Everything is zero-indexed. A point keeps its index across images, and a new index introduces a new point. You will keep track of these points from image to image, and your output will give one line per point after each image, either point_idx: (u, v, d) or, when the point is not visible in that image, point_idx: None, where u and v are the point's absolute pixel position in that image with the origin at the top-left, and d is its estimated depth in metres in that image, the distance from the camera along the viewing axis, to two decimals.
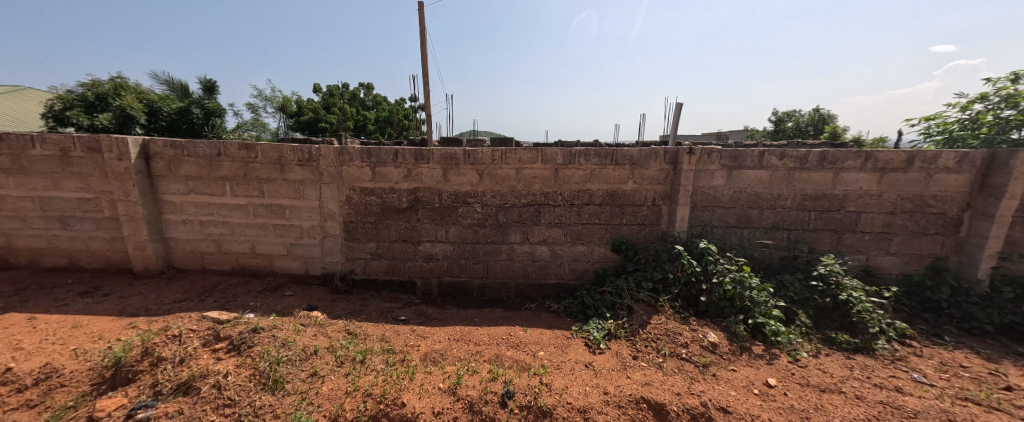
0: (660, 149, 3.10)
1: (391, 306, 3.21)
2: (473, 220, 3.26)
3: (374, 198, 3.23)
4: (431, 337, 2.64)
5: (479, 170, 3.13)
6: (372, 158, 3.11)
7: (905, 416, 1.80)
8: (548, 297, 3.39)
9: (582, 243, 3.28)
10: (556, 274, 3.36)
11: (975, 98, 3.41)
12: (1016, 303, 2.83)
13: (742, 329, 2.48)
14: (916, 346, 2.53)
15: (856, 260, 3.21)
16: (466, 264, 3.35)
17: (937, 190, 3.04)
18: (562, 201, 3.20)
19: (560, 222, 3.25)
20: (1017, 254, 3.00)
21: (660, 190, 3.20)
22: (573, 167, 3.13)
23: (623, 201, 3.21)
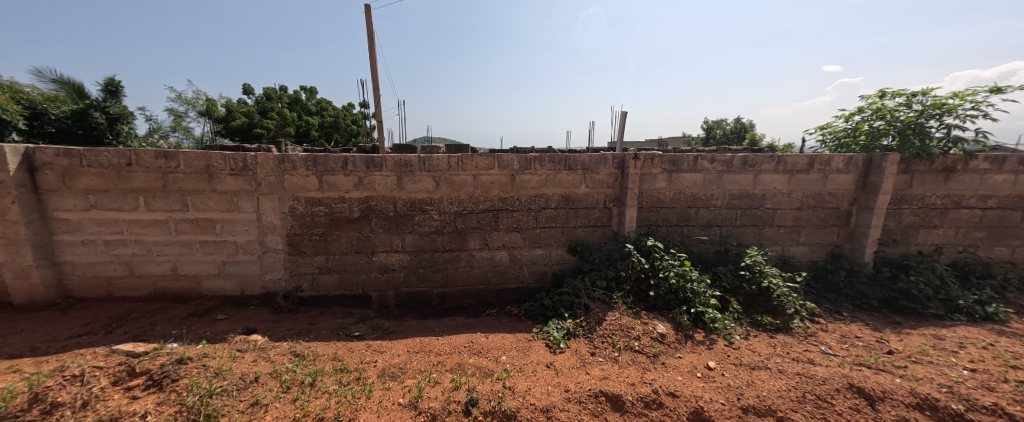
0: (609, 155, 3.28)
1: (342, 322, 3.02)
2: (431, 228, 3.18)
3: (320, 208, 3.03)
4: (388, 351, 2.52)
5: (435, 177, 3.08)
6: (317, 166, 2.92)
7: (818, 383, 2.06)
8: (508, 301, 3.41)
9: (540, 246, 3.35)
10: (516, 278, 3.39)
11: (855, 111, 4.03)
12: (893, 280, 3.39)
13: (685, 319, 2.70)
14: (824, 322, 2.93)
15: (775, 251, 3.64)
16: (424, 274, 3.26)
17: (835, 188, 3.56)
18: (519, 206, 3.25)
19: (518, 227, 3.29)
20: (892, 239, 3.61)
21: (610, 193, 3.38)
22: (529, 173, 3.20)
23: (577, 205, 3.34)
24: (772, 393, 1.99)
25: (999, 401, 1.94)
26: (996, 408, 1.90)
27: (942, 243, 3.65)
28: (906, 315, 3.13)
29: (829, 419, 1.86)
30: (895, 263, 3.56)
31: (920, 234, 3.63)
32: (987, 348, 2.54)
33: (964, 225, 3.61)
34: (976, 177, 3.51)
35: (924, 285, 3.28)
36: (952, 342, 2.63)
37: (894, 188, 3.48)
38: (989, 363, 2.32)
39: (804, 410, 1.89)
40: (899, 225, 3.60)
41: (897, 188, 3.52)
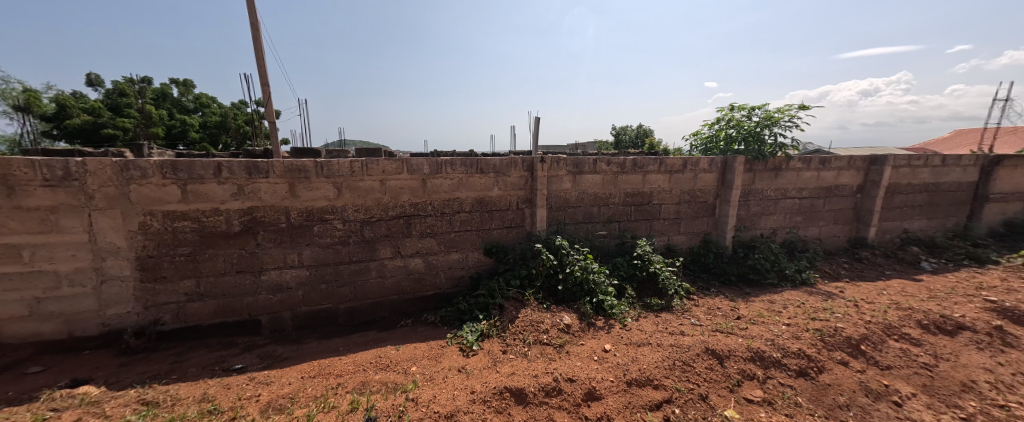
0: (519, 158, 3.42)
1: (221, 355, 2.60)
2: (333, 239, 2.92)
3: (186, 223, 2.56)
4: (277, 381, 2.24)
5: (336, 183, 2.84)
6: (179, 173, 2.46)
7: (687, 350, 2.43)
8: (425, 309, 3.31)
9: (455, 250, 3.32)
10: (432, 285, 3.30)
11: (715, 120, 4.82)
12: (746, 259, 4.19)
13: (588, 308, 2.95)
14: (698, 298, 3.48)
15: (663, 240, 4.20)
16: (327, 289, 2.98)
17: (703, 185, 4.25)
18: (432, 210, 3.18)
19: (431, 232, 3.21)
20: (744, 225, 4.45)
21: (521, 195, 3.52)
22: (441, 177, 3.16)
23: (491, 207, 3.40)
24: (651, 364, 2.29)
25: (803, 347, 2.53)
26: (799, 351, 2.48)
27: (777, 227, 4.63)
28: (754, 286, 3.90)
29: (691, 379, 2.21)
30: (747, 244, 4.41)
31: (762, 220, 4.54)
32: (801, 306, 3.29)
33: (790, 212, 4.63)
34: (795, 174, 4.53)
35: (765, 260, 4.12)
36: (781, 304, 3.35)
37: (742, 184, 4.30)
38: (801, 317, 3.02)
39: (675, 375, 2.22)
40: (748, 214, 4.46)
41: (745, 184, 4.35)
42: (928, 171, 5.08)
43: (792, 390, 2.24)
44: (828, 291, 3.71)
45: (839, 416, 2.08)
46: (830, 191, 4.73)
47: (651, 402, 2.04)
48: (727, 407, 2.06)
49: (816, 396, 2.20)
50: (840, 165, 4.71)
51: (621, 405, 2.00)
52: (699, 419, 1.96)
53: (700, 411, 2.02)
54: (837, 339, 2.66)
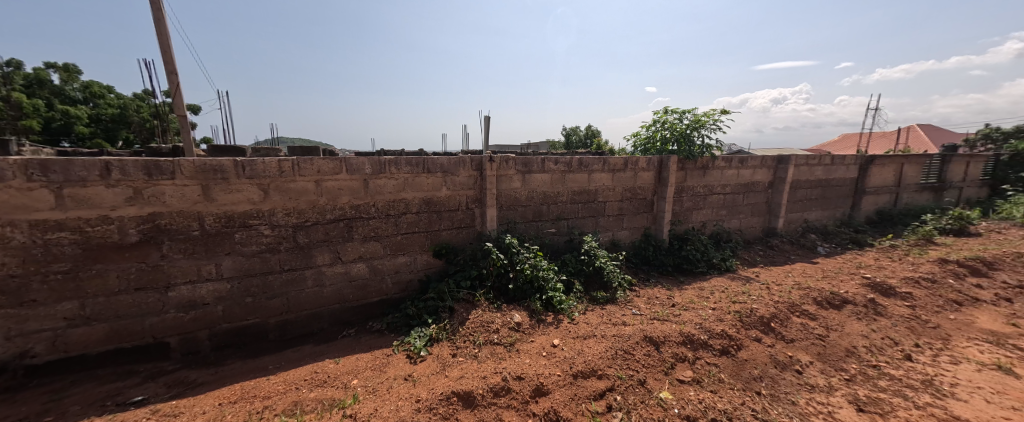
0: (467, 157, 3.38)
1: (116, 387, 2.24)
2: (259, 247, 2.66)
3: (64, 235, 2.16)
4: (188, 411, 1.98)
5: (261, 184, 2.59)
6: (53, 175, 2.07)
7: (628, 338, 2.58)
8: (370, 317, 3.14)
9: (402, 254, 3.20)
10: (378, 291, 3.14)
11: (651, 122, 5.18)
12: (680, 250, 4.57)
13: (538, 305, 3.00)
14: (639, 289, 3.72)
15: (609, 236, 4.43)
16: (253, 303, 2.70)
17: (643, 183, 4.54)
18: (376, 212, 3.03)
19: (375, 235, 3.06)
20: (678, 220, 4.84)
21: (471, 195, 3.49)
22: (385, 176, 3.02)
23: (440, 208, 3.32)
24: (596, 355, 2.40)
25: (725, 327, 2.81)
26: (722, 332, 2.76)
27: (705, 220, 5.10)
28: (687, 275, 4.26)
29: (632, 366, 2.36)
30: (681, 237, 4.80)
31: (694, 214, 4.98)
32: (726, 291, 3.66)
33: (716, 206, 5.13)
34: (719, 172, 5.02)
35: (696, 251, 4.52)
36: (709, 290, 3.70)
37: (675, 181, 4.68)
38: (724, 301, 3.36)
39: (617, 364, 2.34)
40: (681, 209, 4.87)
41: (678, 181, 4.74)
42: (822, 169, 5.93)
43: (716, 367, 2.48)
44: (747, 276, 4.17)
45: (753, 387, 2.35)
46: (747, 187, 5.32)
47: (595, 392, 2.13)
48: (662, 389, 2.23)
49: (736, 371, 2.46)
50: (755, 164, 5.32)
51: (567, 398, 2.06)
52: (638, 403, 2.10)
53: (639, 395, 2.15)
54: (754, 318, 3.00)
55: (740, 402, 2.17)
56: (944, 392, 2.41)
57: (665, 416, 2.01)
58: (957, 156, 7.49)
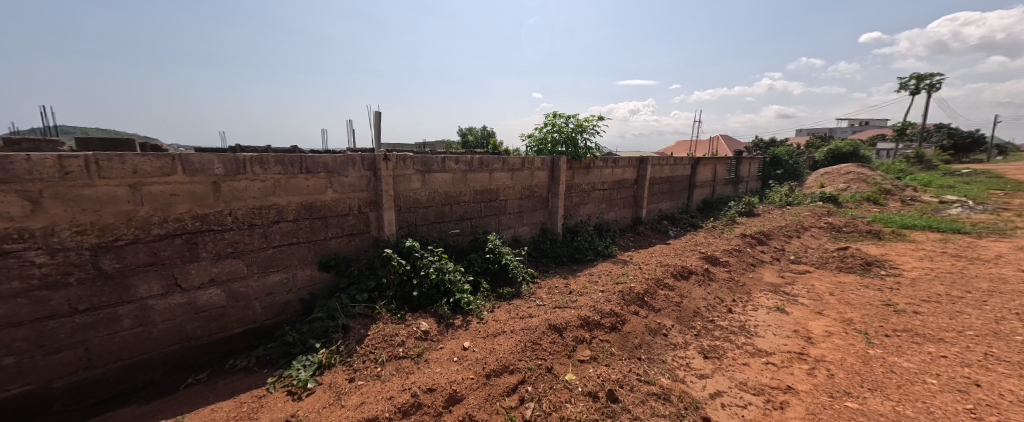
0: (357, 156, 3.09)
1: None
2: (25, 284, 1.92)
3: None
4: None
5: (30, 193, 1.88)
6: None
7: (533, 330, 2.72)
8: (232, 353, 2.60)
9: (275, 271, 2.73)
10: (242, 319, 2.62)
11: (543, 125, 5.54)
12: (571, 241, 5.03)
13: (446, 309, 2.93)
14: (540, 281, 3.95)
15: (511, 233, 4.60)
16: (21, 365, 1.94)
17: (538, 182, 4.84)
18: (233, 222, 2.52)
19: (234, 251, 2.54)
20: (568, 214, 5.31)
21: (363, 197, 3.21)
22: (244, 177, 2.53)
23: (324, 213, 2.96)
24: (505, 351, 2.45)
25: (612, 307, 3.19)
26: (610, 311, 3.12)
27: (590, 213, 5.73)
28: (580, 263, 4.70)
29: (540, 356, 2.49)
30: (572, 229, 5.29)
31: (581, 209, 5.54)
32: (611, 274, 4.16)
33: (598, 201, 5.81)
34: (599, 171, 5.69)
35: (584, 241, 5.04)
36: (598, 275, 4.15)
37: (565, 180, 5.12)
38: (609, 284, 3.81)
39: (526, 356, 2.44)
40: (571, 204, 5.36)
41: (568, 180, 5.21)
42: (670, 168, 7.30)
43: (608, 343, 2.80)
44: (625, 260, 4.82)
45: (636, 354, 2.73)
46: (621, 184, 6.18)
47: (508, 388, 2.18)
48: (567, 372, 2.41)
49: (622, 343, 2.82)
50: (625, 163, 6.21)
51: (481, 400, 2.06)
52: (547, 389, 2.22)
53: (547, 381, 2.28)
54: (633, 296, 3.48)
55: (627, 370, 2.48)
56: (757, 333, 3.20)
57: (571, 397, 2.18)
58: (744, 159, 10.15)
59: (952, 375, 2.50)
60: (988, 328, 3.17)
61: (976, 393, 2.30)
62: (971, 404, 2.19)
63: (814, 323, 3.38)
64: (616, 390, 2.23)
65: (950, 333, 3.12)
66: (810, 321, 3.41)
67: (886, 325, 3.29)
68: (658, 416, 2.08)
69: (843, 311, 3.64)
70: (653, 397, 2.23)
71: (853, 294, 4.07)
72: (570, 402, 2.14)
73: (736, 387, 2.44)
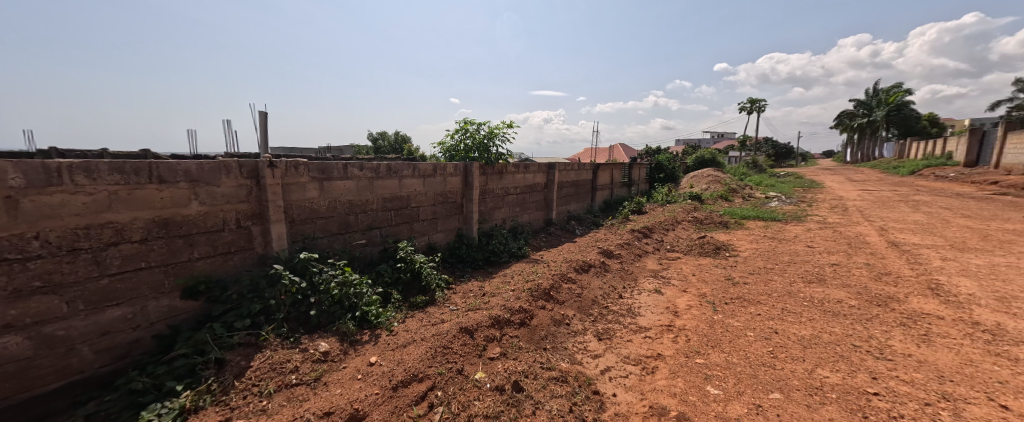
0: (233, 162, 2.70)
1: None
2: None
3: None
4: None
5: None
6: None
7: (446, 335, 2.69)
8: (47, 416, 1.95)
9: (114, 304, 2.19)
10: (60, 371, 2.01)
11: (455, 131, 5.57)
12: (485, 245, 5.13)
13: (350, 325, 2.71)
14: (455, 286, 3.92)
15: (424, 240, 4.48)
16: None
17: (452, 188, 4.81)
18: (44, 248, 1.95)
19: (43, 286, 1.95)
20: (482, 219, 5.40)
21: (243, 209, 2.81)
22: (61, 189, 1.99)
23: (188, 230, 2.51)
24: (414, 360, 2.38)
25: (521, 303, 3.35)
26: (519, 308, 3.27)
27: (505, 217, 5.91)
28: (495, 265, 4.81)
29: (451, 359, 2.48)
30: (487, 233, 5.40)
31: (495, 213, 5.68)
32: (524, 273, 4.36)
33: (512, 205, 6.02)
34: (512, 176, 5.92)
35: (499, 244, 5.18)
36: (511, 276, 4.30)
37: (478, 185, 5.21)
38: (520, 283, 3.99)
39: (437, 362, 2.40)
40: (485, 209, 5.47)
41: (481, 185, 5.31)
42: (575, 173, 7.96)
43: (517, 338, 2.93)
44: (538, 259, 5.09)
45: (542, 345, 2.91)
46: (532, 188, 6.52)
47: (416, 396, 2.11)
48: (477, 371, 2.45)
49: (530, 337, 2.99)
50: (536, 169, 6.55)
51: (387, 413, 1.96)
52: (456, 391, 2.21)
53: (457, 383, 2.28)
54: (542, 292, 3.70)
55: (534, 360, 2.64)
56: (641, 313, 3.69)
57: (480, 394, 2.21)
58: (636, 164, 11.63)
59: (763, 327, 3.27)
60: (787, 289, 4.22)
61: (775, 338, 3.05)
62: (772, 347, 2.90)
63: (683, 299, 4.04)
64: (520, 381, 2.34)
65: (767, 296, 4.05)
66: (681, 298, 4.08)
67: (729, 295, 4.13)
68: (556, 397, 2.25)
69: (700, 287, 4.43)
70: (553, 381, 2.40)
71: (711, 273, 4.99)
72: (478, 399, 2.17)
73: (621, 360, 2.78)
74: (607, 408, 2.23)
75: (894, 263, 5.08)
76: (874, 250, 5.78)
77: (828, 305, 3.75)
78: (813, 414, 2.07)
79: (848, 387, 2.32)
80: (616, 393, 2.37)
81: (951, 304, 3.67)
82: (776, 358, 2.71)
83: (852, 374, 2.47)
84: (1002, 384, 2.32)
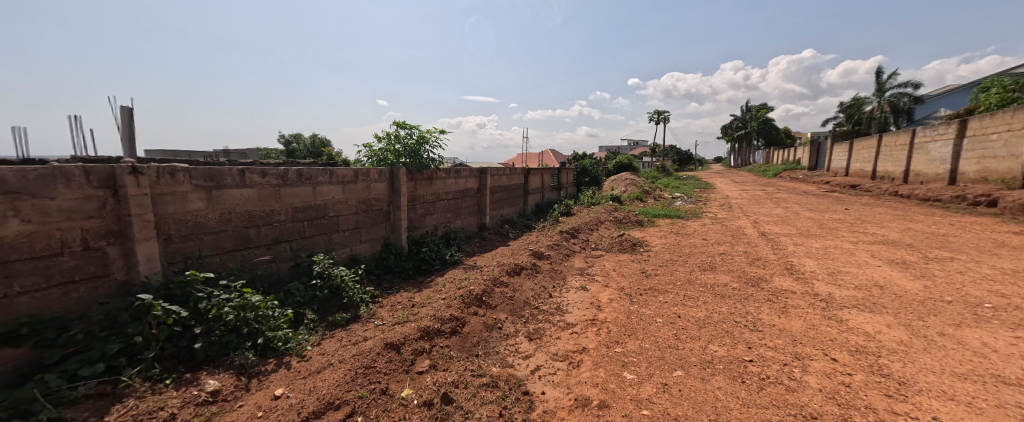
0: (75, 168, 2.19)
1: None
2: None
3: None
4: None
5: None
6: None
7: (368, 354, 2.49)
8: None
9: None
10: None
11: (383, 135, 5.20)
12: (413, 253, 4.92)
13: (249, 356, 2.35)
14: (381, 299, 3.68)
15: (345, 252, 4.13)
16: None
17: (376, 195, 4.52)
18: None
19: None
20: (411, 226, 5.17)
21: (93, 227, 2.28)
22: None
23: (4, 257, 1.95)
24: (329, 387, 2.15)
25: (452, 311, 3.28)
26: (450, 316, 3.20)
27: (436, 224, 5.74)
28: (426, 274, 4.63)
29: (374, 379, 2.31)
30: (417, 241, 5.19)
31: (425, 220, 5.48)
32: (456, 280, 4.28)
33: (443, 211, 5.87)
34: (443, 181, 5.78)
35: (430, 252, 5.01)
36: (442, 284, 4.19)
37: (406, 191, 4.97)
38: (451, 290, 3.89)
39: (357, 384, 2.21)
40: (414, 216, 5.25)
41: (409, 191, 5.09)
42: (507, 177, 8.08)
43: (448, 348, 2.85)
44: (471, 264, 5.04)
45: (474, 352, 2.88)
46: (464, 193, 6.44)
47: None
48: (403, 388, 2.32)
49: (462, 345, 2.94)
50: (467, 174, 6.49)
51: None
52: (379, 413, 2.06)
53: (381, 405, 2.12)
54: (474, 298, 3.67)
55: (464, 369, 2.59)
56: (570, 310, 3.88)
57: (406, 412, 2.09)
58: (563, 168, 12.27)
59: (670, 313, 3.68)
60: (689, 278, 4.83)
61: (680, 321, 3.46)
62: (676, 330, 3.28)
63: (606, 294, 4.35)
64: (450, 392, 2.27)
65: (674, 285, 4.58)
66: (604, 293, 4.38)
67: (643, 286, 4.56)
68: (486, 403, 2.24)
69: (620, 281, 4.82)
70: (484, 387, 2.39)
71: (629, 268, 5.47)
72: (404, 418, 2.05)
73: (550, 358, 2.87)
74: (536, 407, 2.28)
75: (764, 250, 6.14)
76: (751, 240, 6.92)
77: (720, 288, 4.38)
78: (707, 385, 2.39)
79: (731, 358, 2.73)
80: (545, 391, 2.44)
81: (802, 280, 4.56)
82: (680, 340, 3.07)
83: (734, 346, 2.91)
84: (834, 341, 2.96)
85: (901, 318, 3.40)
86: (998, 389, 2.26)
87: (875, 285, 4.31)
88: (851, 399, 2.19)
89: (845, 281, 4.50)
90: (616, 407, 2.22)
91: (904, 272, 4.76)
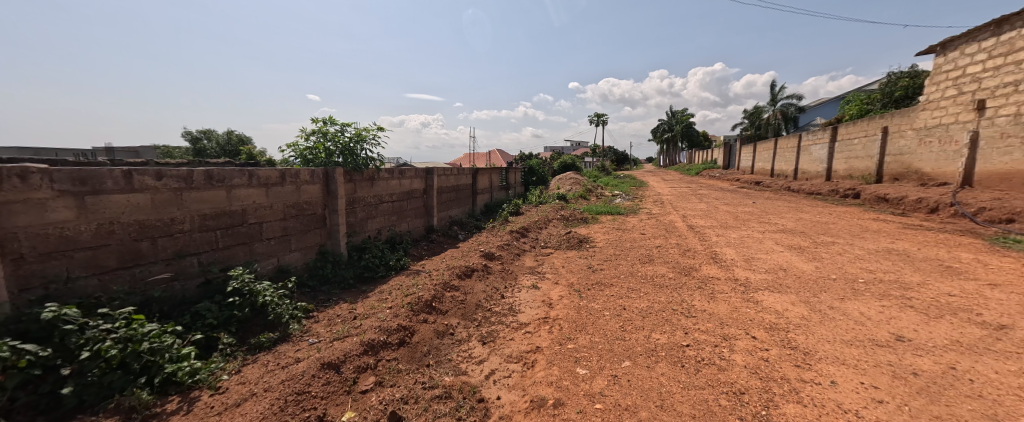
0: None
1: None
2: None
3: None
4: None
5: None
6: None
7: (300, 379, 2.24)
8: None
9: None
10: None
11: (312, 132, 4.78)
12: (353, 260, 4.59)
13: (143, 394, 1.97)
14: (317, 314, 3.36)
15: (270, 263, 3.71)
16: None
17: (307, 198, 4.13)
18: None
19: None
20: (351, 231, 4.81)
21: None
22: None
23: None
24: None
25: (399, 321, 3.10)
26: (397, 326, 3.02)
27: (380, 228, 5.42)
28: (370, 281, 4.34)
29: (309, 405, 2.08)
30: (358, 247, 4.85)
31: (367, 224, 5.14)
32: (402, 287, 4.06)
33: (386, 214, 5.56)
34: (385, 182, 5.47)
35: (374, 258, 4.71)
36: (387, 292, 3.95)
37: (343, 193, 4.61)
38: (398, 298, 3.68)
39: (288, 414, 1.97)
40: (355, 220, 4.90)
41: (348, 193, 4.73)
42: (454, 178, 7.90)
43: (395, 361, 2.68)
44: (418, 269, 4.83)
45: (424, 362, 2.75)
46: (410, 195, 6.16)
47: None
48: (345, 412, 2.12)
49: (411, 356, 2.78)
50: (412, 174, 6.22)
51: None
52: None
53: None
54: (423, 305, 3.51)
55: (414, 382, 2.45)
56: (522, 310, 3.89)
57: None
58: (511, 168, 12.35)
59: (615, 306, 3.86)
60: (631, 271, 5.11)
61: (625, 313, 3.63)
62: (623, 322, 3.44)
63: (556, 291, 4.44)
64: (398, 410, 2.13)
65: (618, 278, 4.82)
66: (554, 290, 4.46)
67: (591, 282, 4.74)
68: (439, 416, 2.13)
69: (569, 278, 4.96)
70: (436, 399, 2.28)
71: (577, 264, 5.65)
72: None
73: (504, 360, 2.84)
74: (492, 413, 2.23)
75: (692, 241, 6.74)
76: (681, 233, 7.57)
77: (658, 279, 4.70)
78: (651, 372, 2.53)
79: (671, 344, 2.93)
80: (500, 396, 2.40)
81: (724, 267, 5.08)
82: (626, 331, 3.22)
83: (673, 333, 3.13)
84: (755, 321, 3.31)
85: (802, 296, 3.93)
86: (876, 351, 2.70)
87: (782, 268, 4.94)
88: (770, 372, 2.46)
89: (758, 266, 5.09)
90: (570, 404, 2.25)
91: (800, 256, 5.53)
